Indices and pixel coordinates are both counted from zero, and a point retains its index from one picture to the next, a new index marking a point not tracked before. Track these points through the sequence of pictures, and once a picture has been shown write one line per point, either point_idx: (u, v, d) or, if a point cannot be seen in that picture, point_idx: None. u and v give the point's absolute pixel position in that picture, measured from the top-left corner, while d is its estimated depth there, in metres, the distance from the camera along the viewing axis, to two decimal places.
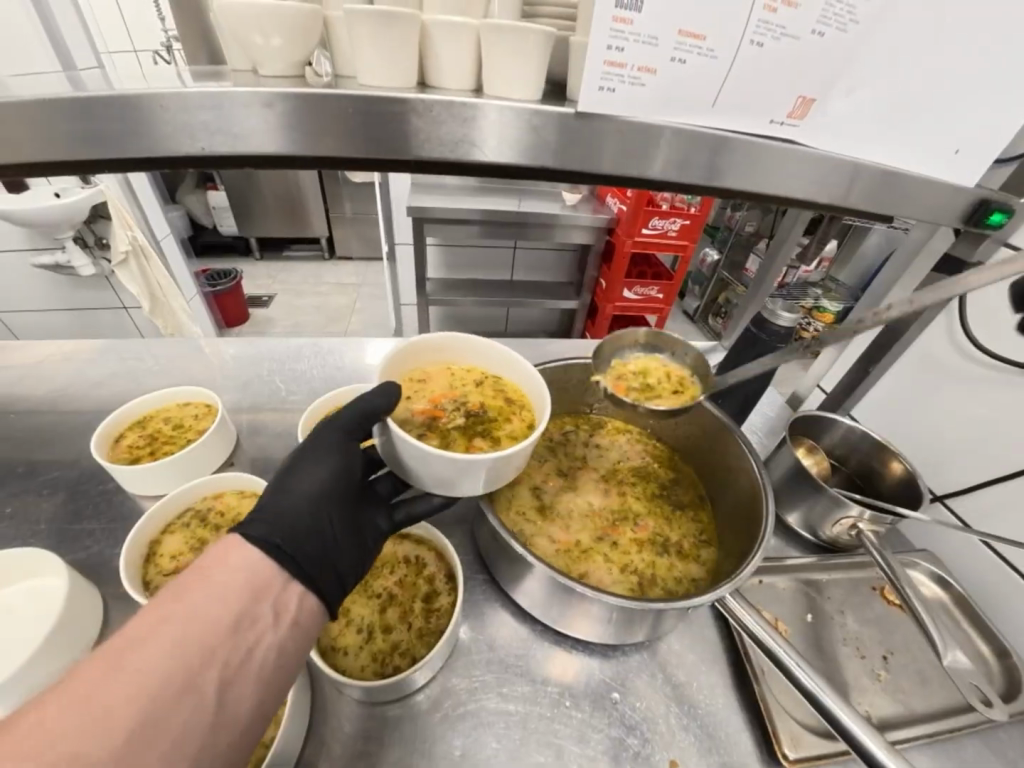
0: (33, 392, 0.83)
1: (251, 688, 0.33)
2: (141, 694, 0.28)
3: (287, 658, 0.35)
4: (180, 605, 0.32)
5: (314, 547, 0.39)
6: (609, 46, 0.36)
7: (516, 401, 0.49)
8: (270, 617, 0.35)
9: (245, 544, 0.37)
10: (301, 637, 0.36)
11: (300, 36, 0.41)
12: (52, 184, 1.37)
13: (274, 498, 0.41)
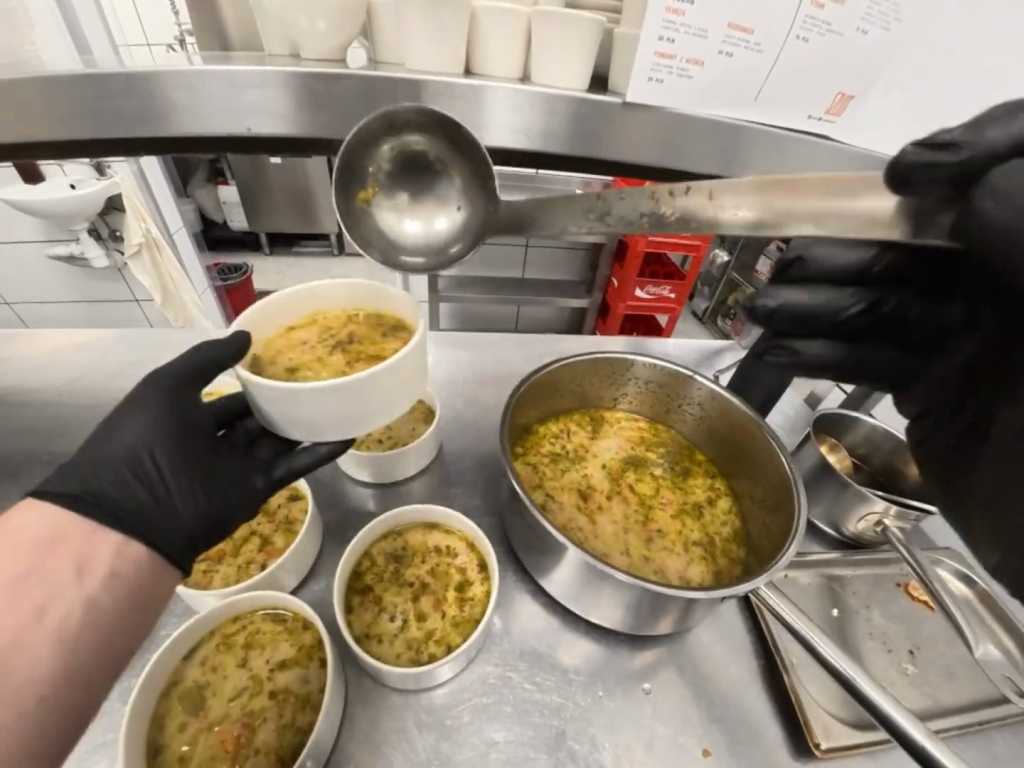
0: (57, 380, 0.83)
1: (51, 650, 0.31)
2: None
3: (99, 612, 0.34)
4: None
5: (136, 498, 0.40)
6: (661, 38, 0.36)
7: (387, 327, 0.49)
8: (69, 573, 0.34)
9: (32, 507, 0.36)
10: (118, 590, 0.35)
11: (345, 21, 0.42)
12: (68, 174, 1.37)
13: (93, 453, 0.41)
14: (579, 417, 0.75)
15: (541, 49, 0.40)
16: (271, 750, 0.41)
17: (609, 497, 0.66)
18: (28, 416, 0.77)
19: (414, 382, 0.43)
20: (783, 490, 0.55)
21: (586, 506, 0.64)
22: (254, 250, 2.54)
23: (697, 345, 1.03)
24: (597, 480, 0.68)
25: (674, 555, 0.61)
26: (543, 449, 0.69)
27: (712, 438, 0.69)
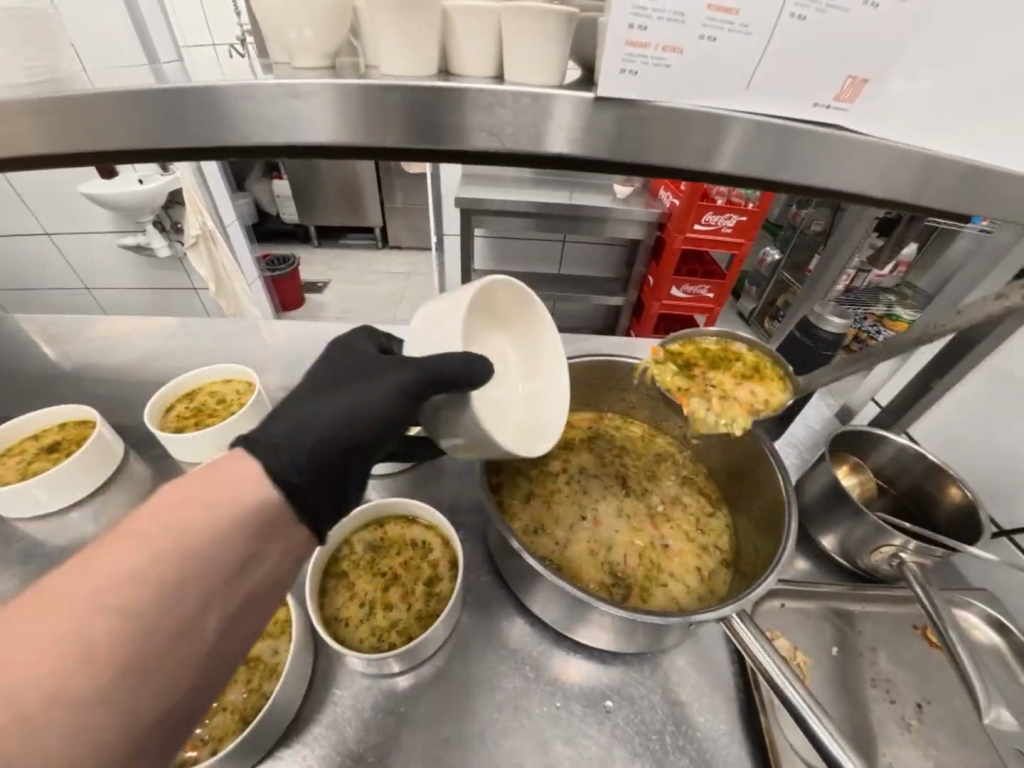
0: (106, 363, 0.92)
1: (243, 618, 0.32)
2: (127, 589, 0.27)
3: (280, 587, 0.34)
4: (165, 510, 0.29)
5: (337, 491, 0.38)
6: (631, 26, 0.33)
7: (63, 431, 0.72)
8: (269, 557, 0.33)
9: (247, 468, 0.33)
10: (284, 580, 0.34)
11: (326, 26, 0.42)
12: (136, 170, 1.48)
13: (348, 409, 0.41)
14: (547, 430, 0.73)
15: (511, 45, 0.38)
16: (238, 709, 0.44)
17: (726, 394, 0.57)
18: (78, 395, 0.86)
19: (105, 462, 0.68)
20: (775, 513, 0.52)
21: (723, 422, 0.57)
22: (304, 243, 2.67)
23: None
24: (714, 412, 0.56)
25: (660, 570, 0.58)
26: (528, 482, 0.65)
27: (694, 442, 0.69)
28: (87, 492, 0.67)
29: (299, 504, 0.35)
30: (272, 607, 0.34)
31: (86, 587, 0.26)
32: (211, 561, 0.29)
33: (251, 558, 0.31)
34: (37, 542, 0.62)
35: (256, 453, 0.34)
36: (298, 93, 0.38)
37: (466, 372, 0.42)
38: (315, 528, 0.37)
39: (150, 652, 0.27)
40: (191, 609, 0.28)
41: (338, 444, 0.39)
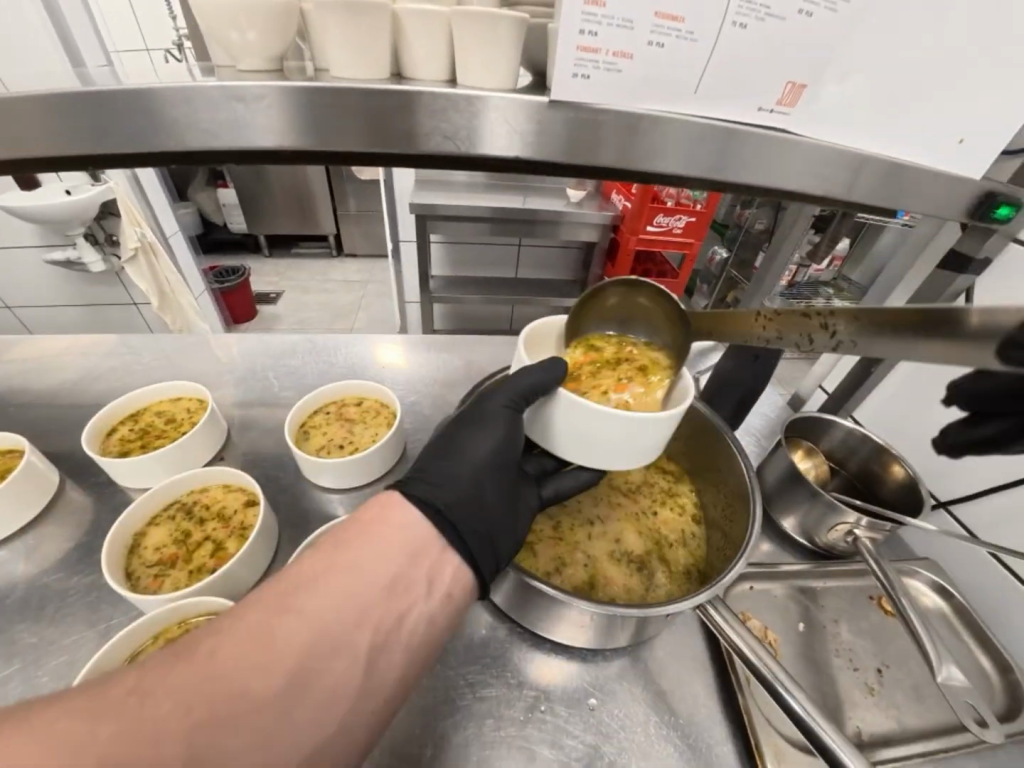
0: (35, 386, 0.85)
1: (401, 653, 0.34)
2: (304, 637, 0.31)
3: (434, 628, 0.36)
4: (340, 558, 0.34)
5: (477, 519, 0.41)
6: (582, 31, 0.34)
7: None
8: (423, 586, 0.36)
9: (407, 506, 0.39)
10: (448, 611, 0.37)
11: (272, 29, 0.41)
12: (64, 180, 1.38)
13: (451, 461, 0.45)
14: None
15: (464, 49, 0.38)
16: None
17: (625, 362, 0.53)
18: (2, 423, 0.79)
19: (38, 495, 0.62)
20: (741, 499, 0.54)
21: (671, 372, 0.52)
22: (254, 253, 2.58)
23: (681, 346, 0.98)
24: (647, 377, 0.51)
25: (636, 563, 0.58)
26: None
27: (666, 438, 0.70)
28: (18, 528, 0.61)
29: (447, 534, 0.39)
30: (432, 648, 0.36)
31: (276, 604, 0.32)
32: (363, 586, 0.33)
33: (402, 586, 0.35)
34: None
35: (413, 497, 0.40)
36: (245, 96, 0.36)
37: (550, 377, 0.45)
38: (467, 565, 0.39)
39: (321, 666, 0.30)
40: (352, 630, 0.32)
41: (471, 484, 0.43)
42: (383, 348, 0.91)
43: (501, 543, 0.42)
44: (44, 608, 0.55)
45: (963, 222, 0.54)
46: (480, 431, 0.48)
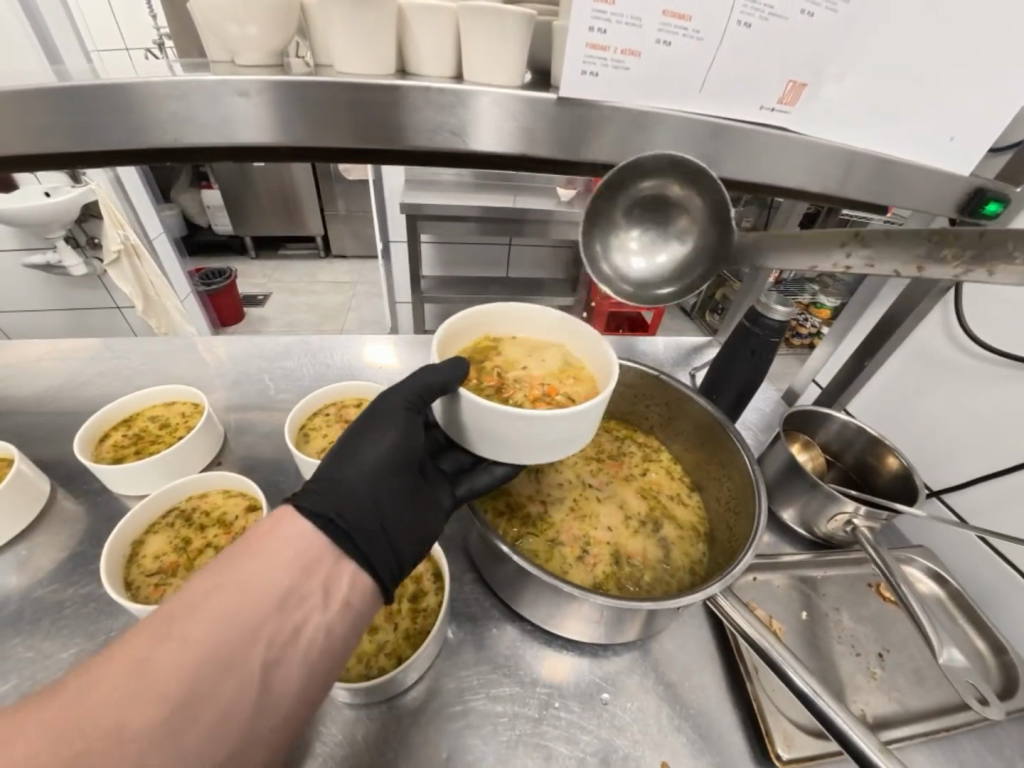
0: (21, 393, 0.82)
1: (299, 669, 0.32)
2: (180, 672, 0.28)
3: (337, 639, 0.34)
4: (223, 580, 0.32)
5: (371, 526, 0.38)
6: (591, 29, 0.35)
7: None
8: (320, 597, 0.34)
9: (299, 517, 0.36)
10: (353, 619, 0.35)
11: (274, 26, 0.41)
12: (43, 181, 1.35)
13: (342, 467, 0.41)
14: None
15: (471, 47, 0.38)
16: None
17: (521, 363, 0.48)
18: None
19: (29, 503, 0.61)
20: (746, 491, 0.55)
21: (576, 350, 0.50)
22: (239, 255, 2.54)
23: (675, 343, 0.99)
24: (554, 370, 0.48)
25: (642, 557, 0.59)
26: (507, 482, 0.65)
27: (668, 431, 0.71)
28: (9, 539, 0.59)
29: (341, 542, 0.36)
30: (337, 656, 0.34)
31: (152, 633, 0.29)
32: (247, 605, 0.31)
33: (294, 601, 0.32)
34: None
35: (305, 508, 0.36)
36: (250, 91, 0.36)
37: (454, 377, 0.40)
38: (366, 571, 0.37)
39: (204, 692, 0.28)
40: (237, 657, 0.30)
41: (369, 492, 0.39)
42: (375, 349, 0.90)
43: (400, 547, 0.40)
44: (40, 621, 0.53)
45: (953, 218, 0.55)
46: (377, 432, 0.43)
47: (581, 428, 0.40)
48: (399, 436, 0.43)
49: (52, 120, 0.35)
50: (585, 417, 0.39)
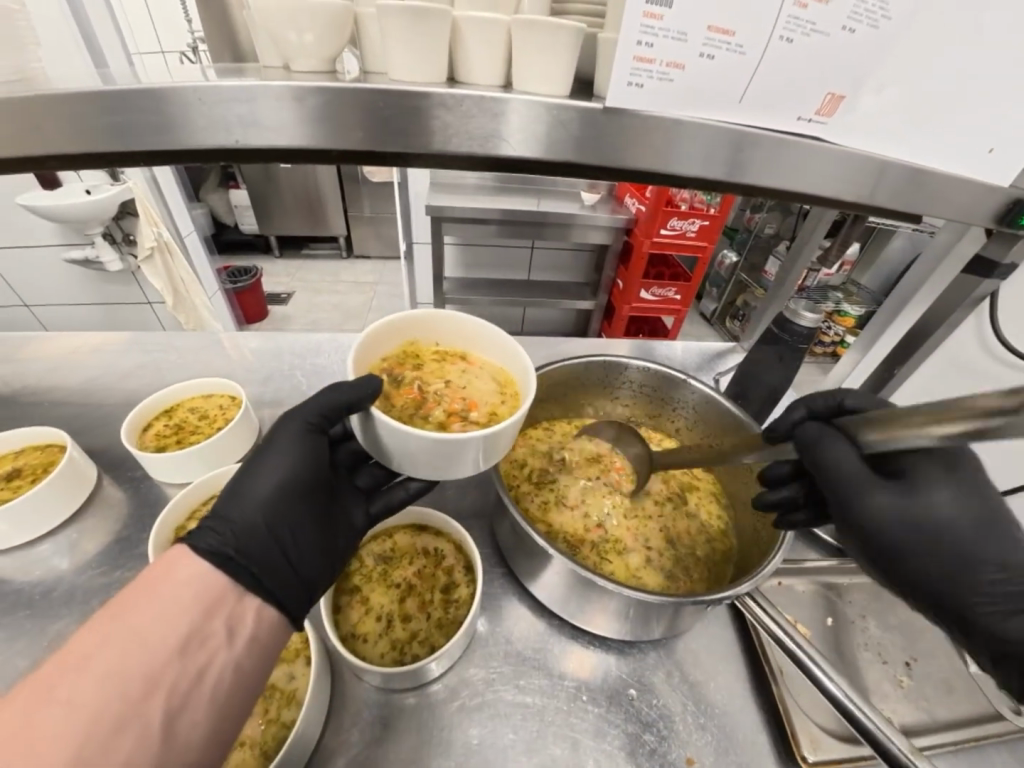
0: (65, 384, 0.86)
1: (205, 711, 0.33)
2: (73, 727, 0.27)
3: (243, 676, 0.35)
4: (117, 630, 0.32)
5: (272, 556, 0.40)
6: (639, 43, 0.36)
7: (24, 454, 0.66)
8: (223, 635, 0.35)
9: (196, 558, 0.37)
10: (260, 653, 0.36)
11: (331, 34, 0.42)
12: (84, 180, 1.40)
13: (235, 502, 0.42)
14: (544, 429, 0.73)
15: (521, 57, 0.40)
16: (256, 739, 0.42)
17: (447, 378, 0.48)
18: (35, 419, 0.80)
19: (79, 487, 0.63)
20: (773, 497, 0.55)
21: (508, 367, 0.50)
22: (264, 254, 2.59)
23: (698, 348, 0.99)
24: (484, 389, 0.48)
25: (665, 560, 0.59)
26: (535, 481, 0.66)
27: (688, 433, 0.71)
28: (60, 521, 0.62)
29: (243, 575, 0.38)
30: (243, 694, 0.35)
31: (30, 699, 0.28)
32: (146, 651, 0.31)
33: (197, 643, 0.33)
34: (5, 580, 0.57)
35: (203, 548, 0.37)
36: (313, 96, 0.37)
37: (357, 394, 0.40)
38: (272, 604, 0.39)
39: (98, 751, 0.28)
40: (136, 704, 0.30)
41: (262, 521, 0.41)
42: None
43: (304, 567, 0.42)
44: (90, 601, 0.56)
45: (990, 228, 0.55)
46: (269, 465, 0.45)
47: (489, 449, 0.40)
48: (293, 464, 0.45)
49: (126, 125, 0.37)
50: (492, 441, 0.39)
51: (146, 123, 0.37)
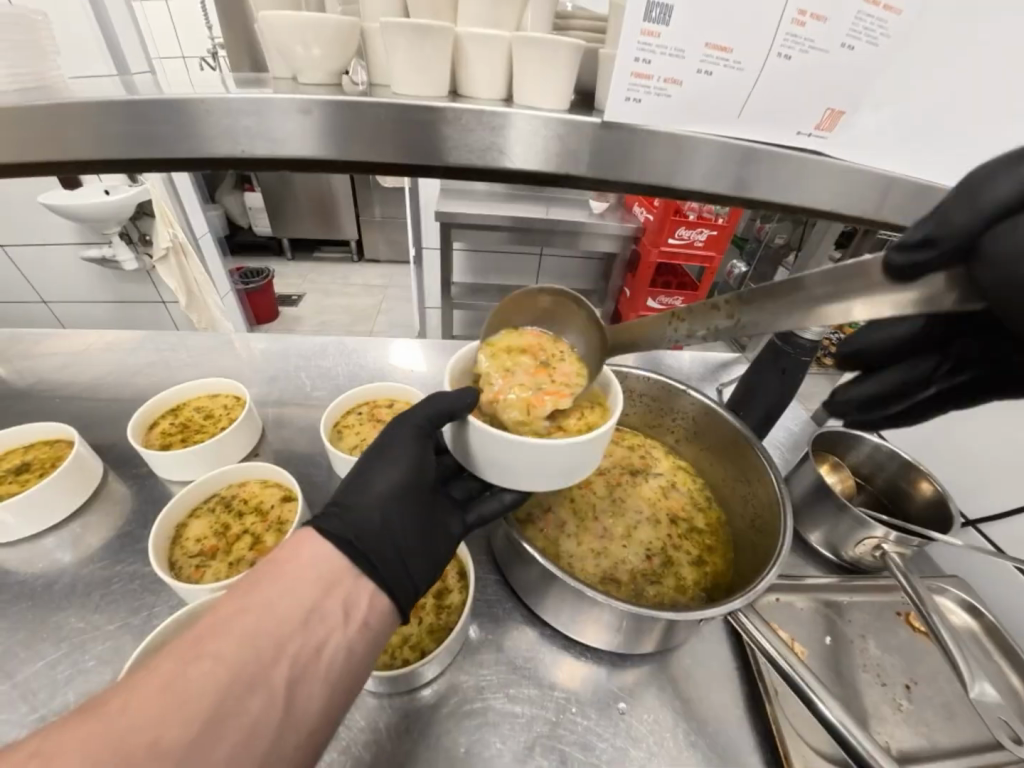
0: (77, 381, 0.88)
1: (321, 688, 0.34)
2: (214, 682, 0.30)
3: (356, 658, 0.36)
4: (251, 600, 0.34)
5: (389, 554, 0.40)
6: (636, 59, 0.36)
7: (34, 450, 0.68)
8: (339, 615, 0.36)
9: (319, 541, 0.38)
10: (369, 640, 0.37)
11: (335, 46, 0.43)
12: (103, 181, 1.43)
13: (353, 496, 0.43)
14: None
15: (523, 69, 0.40)
16: None
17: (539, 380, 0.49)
18: (45, 414, 0.82)
19: (88, 482, 0.65)
20: (771, 511, 0.54)
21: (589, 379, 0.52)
22: (276, 255, 2.63)
23: (702, 357, 0.99)
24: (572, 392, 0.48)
25: (668, 571, 0.59)
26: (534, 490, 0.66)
27: (687, 442, 0.70)
28: (65, 516, 0.63)
29: (361, 564, 0.39)
30: (353, 678, 0.36)
31: (185, 650, 0.31)
32: (276, 620, 0.33)
33: (316, 619, 0.34)
34: (9, 571, 0.59)
35: (325, 532, 0.39)
36: (319, 109, 0.38)
37: (456, 403, 0.42)
38: (382, 592, 0.39)
39: (233, 708, 0.30)
40: (265, 667, 0.32)
41: (381, 516, 0.42)
42: (404, 351, 0.93)
43: (412, 569, 0.42)
44: (91, 595, 0.57)
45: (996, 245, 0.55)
46: (389, 459, 0.45)
47: (587, 456, 0.41)
48: (410, 462, 0.45)
49: (134, 135, 0.39)
50: (586, 447, 0.40)
51: (158, 131, 0.39)
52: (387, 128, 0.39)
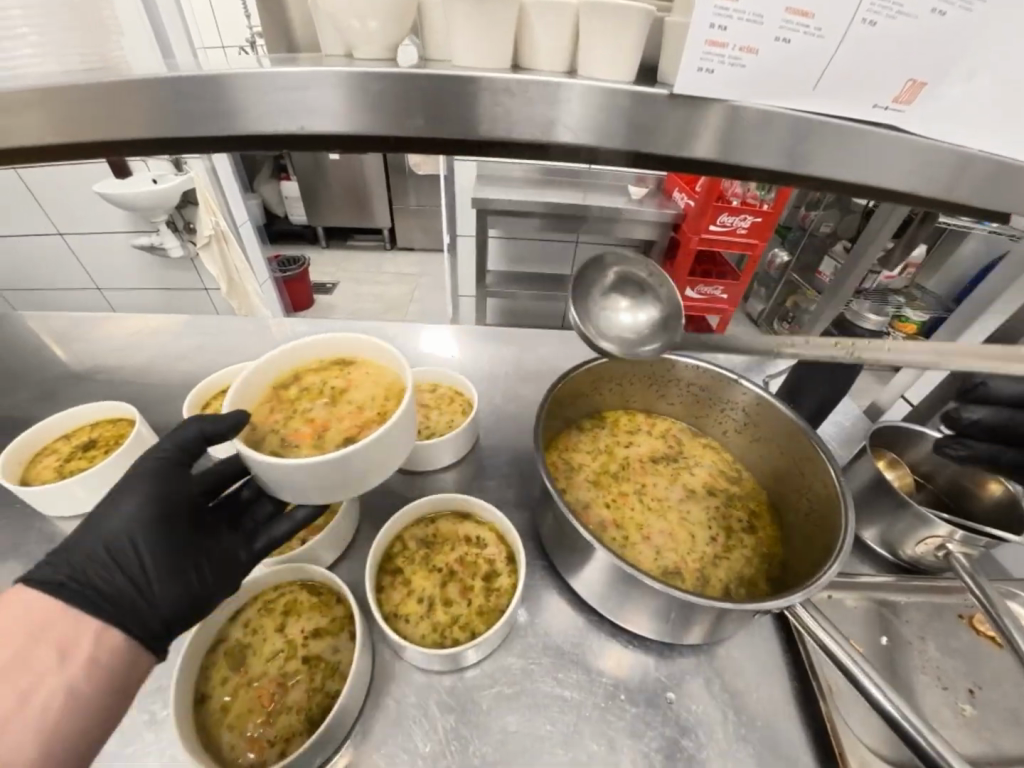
0: (132, 362, 0.91)
1: (30, 745, 0.32)
2: None
3: (79, 705, 0.34)
4: None
5: (117, 587, 0.39)
6: (712, 25, 0.34)
7: (97, 428, 0.71)
8: (54, 661, 0.34)
9: (27, 591, 0.37)
10: (101, 681, 0.36)
11: (395, 18, 0.42)
12: (151, 170, 1.48)
13: (92, 533, 0.42)
14: (589, 423, 0.73)
15: (588, 40, 0.39)
16: (301, 706, 0.43)
17: (331, 393, 0.50)
18: (107, 394, 0.86)
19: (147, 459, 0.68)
20: (830, 504, 0.52)
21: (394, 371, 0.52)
22: (312, 244, 2.68)
23: (747, 347, 0.96)
24: (369, 394, 0.49)
25: (719, 563, 0.58)
26: (580, 478, 0.65)
27: (735, 432, 0.69)
28: None
29: (79, 603, 0.38)
30: (76, 728, 0.34)
31: None
32: None
33: (22, 668, 0.33)
34: None
35: (33, 581, 0.38)
36: (384, 83, 0.38)
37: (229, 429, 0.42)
38: (114, 628, 0.38)
39: None
40: None
41: (104, 546, 0.41)
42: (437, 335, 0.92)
43: (157, 597, 0.41)
44: None
45: None
46: (131, 494, 0.44)
47: (357, 462, 0.41)
48: (152, 492, 0.44)
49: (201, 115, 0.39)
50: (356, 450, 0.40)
51: (225, 107, 0.39)
52: (449, 105, 0.39)
